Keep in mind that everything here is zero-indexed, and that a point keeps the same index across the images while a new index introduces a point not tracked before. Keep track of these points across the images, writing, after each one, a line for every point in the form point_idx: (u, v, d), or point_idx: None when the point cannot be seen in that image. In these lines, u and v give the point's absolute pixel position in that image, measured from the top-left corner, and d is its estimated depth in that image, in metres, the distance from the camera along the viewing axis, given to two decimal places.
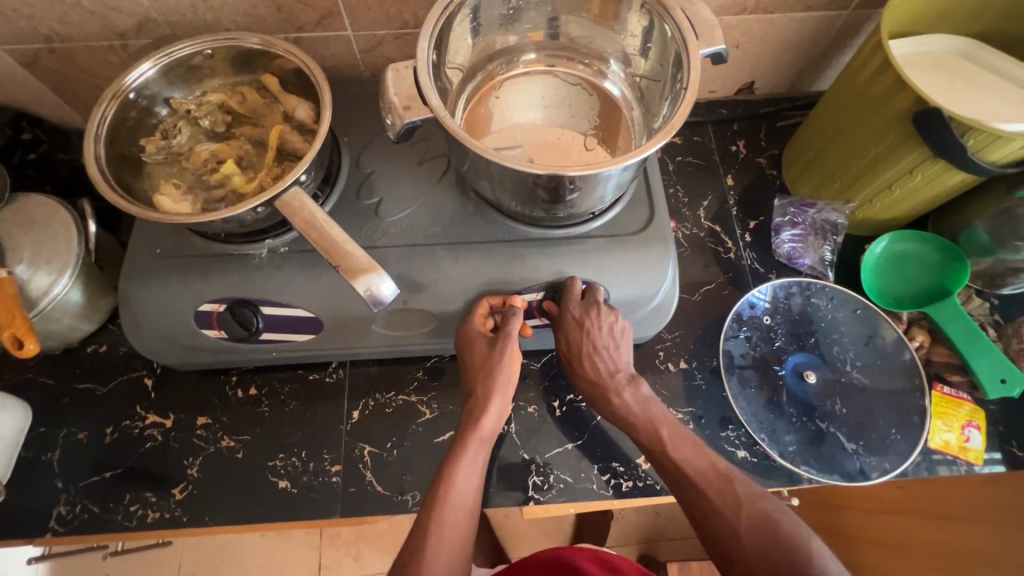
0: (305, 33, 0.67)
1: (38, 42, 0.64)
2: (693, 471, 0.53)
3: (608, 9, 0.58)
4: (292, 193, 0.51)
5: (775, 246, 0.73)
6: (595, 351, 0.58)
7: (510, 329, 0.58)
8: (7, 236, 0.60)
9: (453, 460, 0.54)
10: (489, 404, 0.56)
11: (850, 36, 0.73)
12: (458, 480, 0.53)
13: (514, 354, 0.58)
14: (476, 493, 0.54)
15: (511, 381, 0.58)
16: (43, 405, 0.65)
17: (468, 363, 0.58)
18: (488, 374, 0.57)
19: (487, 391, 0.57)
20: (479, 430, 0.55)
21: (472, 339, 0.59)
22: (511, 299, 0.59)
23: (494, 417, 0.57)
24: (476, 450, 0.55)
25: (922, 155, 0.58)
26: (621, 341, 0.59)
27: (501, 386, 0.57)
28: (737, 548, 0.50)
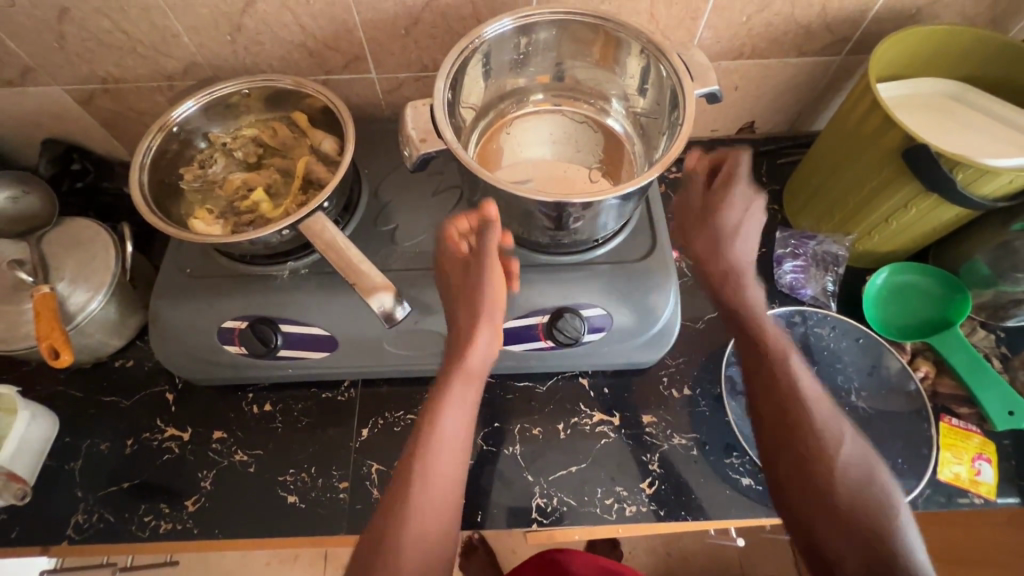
0: (333, 76, 0.73)
1: (94, 83, 0.71)
2: (773, 411, 0.51)
3: (609, 54, 0.63)
4: (315, 218, 0.55)
5: (778, 277, 0.74)
6: (721, 239, 0.58)
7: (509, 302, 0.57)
8: (53, 256, 0.65)
9: (430, 417, 0.52)
10: (474, 329, 0.54)
11: (843, 80, 0.77)
12: (442, 438, 0.51)
13: (495, 272, 0.54)
14: (466, 433, 0.53)
15: (498, 292, 0.55)
16: (70, 416, 0.68)
17: (447, 286, 0.56)
18: (470, 293, 0.54)
19: (470, 319, 0.54)
20: (465, 369, 0.54)
21: (450, 265, 0.56)
22: (486, 210, 0.53)
23: (482, 347, 0.54)
24: (462, 386, 0.53)
25: (915, 189, 0.60)
26: (749, 218, 0.58)
27: (484, 317, 0.54)
28: (838, 532, 0.45)
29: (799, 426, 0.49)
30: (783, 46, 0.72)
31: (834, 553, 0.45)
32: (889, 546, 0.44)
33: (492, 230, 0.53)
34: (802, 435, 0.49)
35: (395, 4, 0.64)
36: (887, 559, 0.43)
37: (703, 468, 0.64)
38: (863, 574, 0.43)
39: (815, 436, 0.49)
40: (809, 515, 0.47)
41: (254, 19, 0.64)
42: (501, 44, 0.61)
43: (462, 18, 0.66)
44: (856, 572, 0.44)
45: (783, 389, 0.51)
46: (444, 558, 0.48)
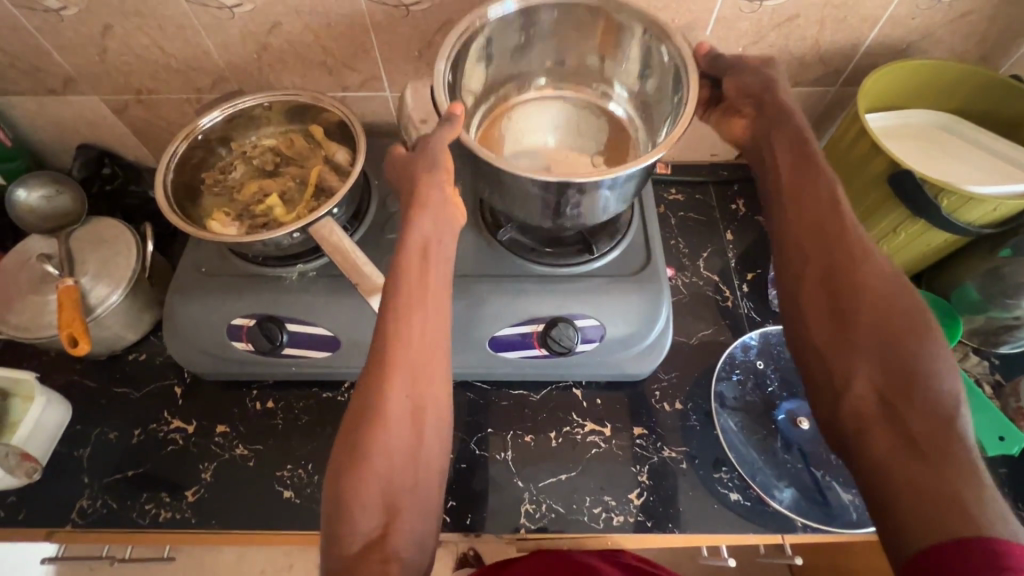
0: (350, 92, 0.77)
1: (129, 93, 0.76)
2: (795, 216, 0.51)
3: (610, 37, 0.66)
4: (324, 222, 0.59)
5: (772, 300, 0.76)
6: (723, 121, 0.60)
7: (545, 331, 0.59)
8: (79, 252, 0.69)
9: (383, 316, 0.47)
10: (418, 213, 0.50)
11: (838, 109, 0.79)
12: (400, 335, 0.47)
13: (443, 164, 0.51)
14: (438, 260, 0.51)
15: (442, 172, 0.51)
16: (82, 405, 0.71)
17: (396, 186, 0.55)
18: (410, 186, 0.52)
19: (411, 205, 0.51)
20: (411, 237, 0.50)
21: (394, 165, 0.55)
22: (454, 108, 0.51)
23: (427, 224, 0.50)
24: (423, 234, 0.50)
25: (903, 214, 0.62)
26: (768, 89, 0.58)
27: (424, 206, 0.51)
28: (849, 307, 0.45)
29: (811, 177, 0.52)
30: None
31: (847, 381, 0.43)
32: (915, 382, 0.40)
33: (449, 126, 0.51)
34: (813, 187, 0.51)
35: (409, 28, 0.68)
36: (908, 392, 0.40)
37: (692, 482, 0.64)
38: (885, 428, 0.40)
39: (847, 265, 0.47)
40: (825, 367, 0.45)
41: (279, 38, 0.69)
42: (503, 28, 0.63)
43: None
44: (880, 425, 0.41)
45: (811, 205, 0.50)
46: (415, 437, 0.45)
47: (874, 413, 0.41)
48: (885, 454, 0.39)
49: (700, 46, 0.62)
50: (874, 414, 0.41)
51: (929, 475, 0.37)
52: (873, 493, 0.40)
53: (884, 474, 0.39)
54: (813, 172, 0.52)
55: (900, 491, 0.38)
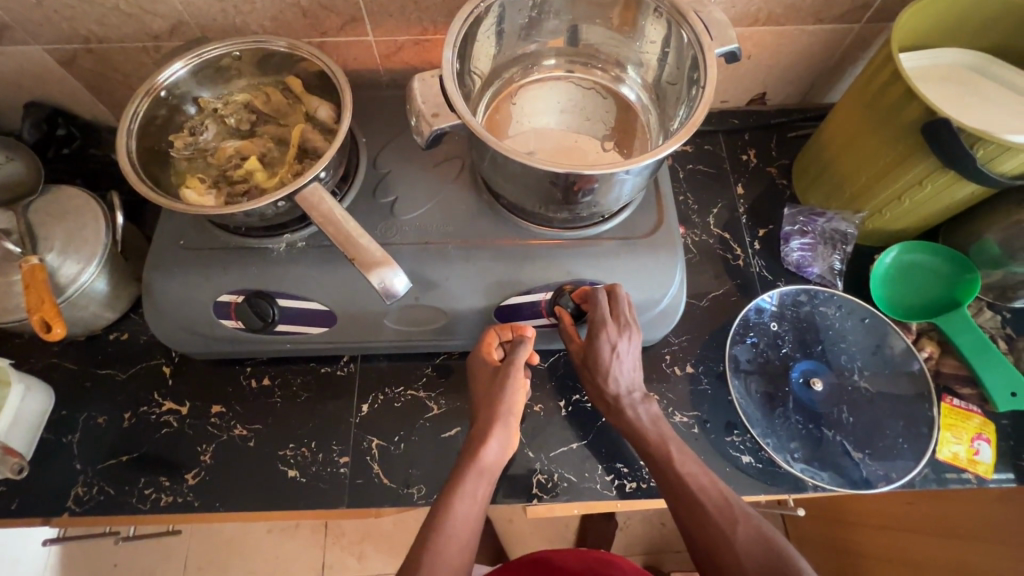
0: (329, 38, 0.69)
1: (76, 43, 0.68)
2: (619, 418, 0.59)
3: (627, 16, 0.59)
4: (312, 189, 0.53)
5: (784, 255, 0.73)
6: (592, 373, 0.60)
7: (568, 335, 0.61)
8: (41, 225, 0.63)
9: (450, 490, 0.53)
10: (490, 434, 0.55)
11: (860, 49, 0.74)
12: (458, 506, 0.52)
13: (516, 378, 0.57)
14: (498, 463, 0.56)
15: (511, 414, 0.57)
16: (65, 390, 0.67)
17: (477, 396, 0.59)
18: (491, 402, 0.57)
19: (488, 419, 0.56)
20: (479, 462, 0.54)
21: (481, 370, 0.60)
22: (522, 330, 0.59)
23: (495, 449, 0.55)
24: (475, 481, 0.54)
25: (931, 165, 0.58)
26: (626, 354, 0.58)
27: (500, 417, 0.56)
28: (722, 509, 0.53)
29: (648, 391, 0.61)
30: (800, 12, 0.69)
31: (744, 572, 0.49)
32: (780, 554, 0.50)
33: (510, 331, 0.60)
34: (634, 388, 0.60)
35: None
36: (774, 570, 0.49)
37: (705, 447, 0.63)
38: None
39: (663, 459, 0.56)
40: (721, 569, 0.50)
41: None
42: (514, 4, 0.57)
43: None
44: None
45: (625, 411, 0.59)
46: None
47: (711, 513, 0.52)
48: (715, 536, 0.51)
49: (721, 25, 0.53)
50: (713, 513, 0.52)
51: (738, 553, 0.50)
52: (708, 558, 0.51)
53: (704, 543, 0.52)
54: (614, 386, 0.59)
55: (721, 564, 0.51)
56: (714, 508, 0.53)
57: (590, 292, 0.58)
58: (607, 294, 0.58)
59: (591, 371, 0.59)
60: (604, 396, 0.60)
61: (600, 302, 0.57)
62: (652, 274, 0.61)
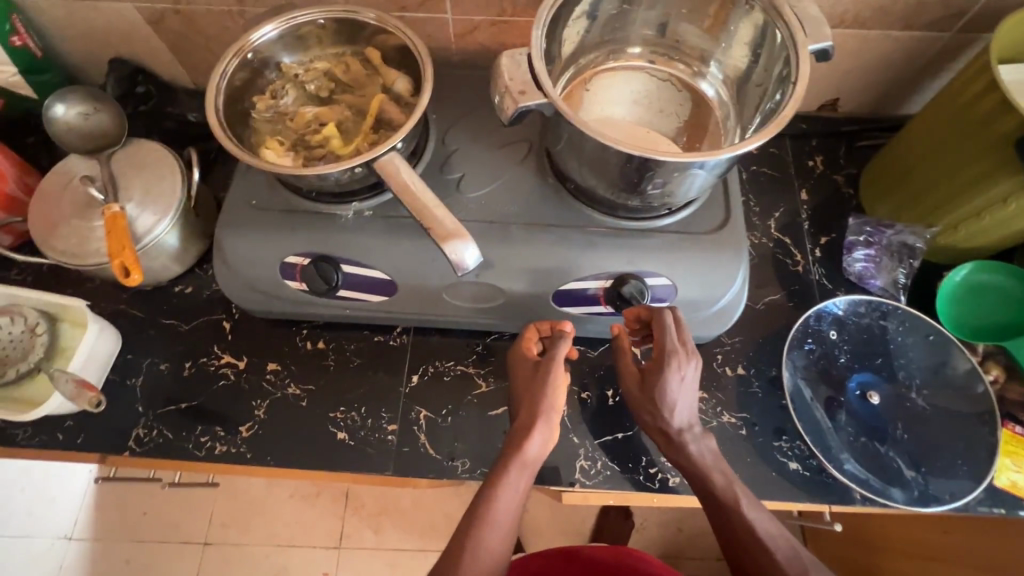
0: (408, 13, 0.70)
1: (167, 2, 0.70)
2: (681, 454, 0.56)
3: (720, 10, 0.59)
4: (389, 158, 0.54)
5: (846, 264, 0.72)
6: (649, 402, 0.56)
7: (625, 358, 0.58)
8: (123, 175, 0.65)
9: (493, 480, 0.53)
10: (532, 429, 0.54)
11: (946, 60, 0.72)
12: (500, 498, 0.52)
13: (556, 376, 0.55)
14: (538, 460, 0.55)
15: (553, 410, 0.55)
16: (130, 335, 0.70)
17: (518, 389, 0.58)
18: (532, 398, 0.55)
19: (531, 414, 0.54)
20: (522, 456, 0.53)
21: (520, 363, 0.60)
22: (562, 324, 0.59)
23: (537, 445, 0.54)
24: (517, 474, 0.53)
25: (1020, 182, 0.56)
26: (686, 386, 0.55)
27: (542, 414, 0.54)
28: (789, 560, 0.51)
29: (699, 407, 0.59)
30: (888, 16, 0.67)
31: None
32: None
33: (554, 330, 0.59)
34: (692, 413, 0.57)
35: None
36: None
37: (752, 449, 0.63)
38: None
39: (731, 501, 0.54)
40: None
41: None
42: None
43: None
44: None
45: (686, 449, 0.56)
46: None
47: (778, 562, 0.51)
48: None
49: (815, 21, 0.52)
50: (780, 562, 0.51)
51: None
52: None
53: None
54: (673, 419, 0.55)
55: None
56: (782, 557, 0.51)
57: (656, 310, 0.56)
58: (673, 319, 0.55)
59: (650, 402, 0.55)
60: (661, 427, 0.56)
61: (668, 322, 0.55)
62: (713, 272, 0.61)
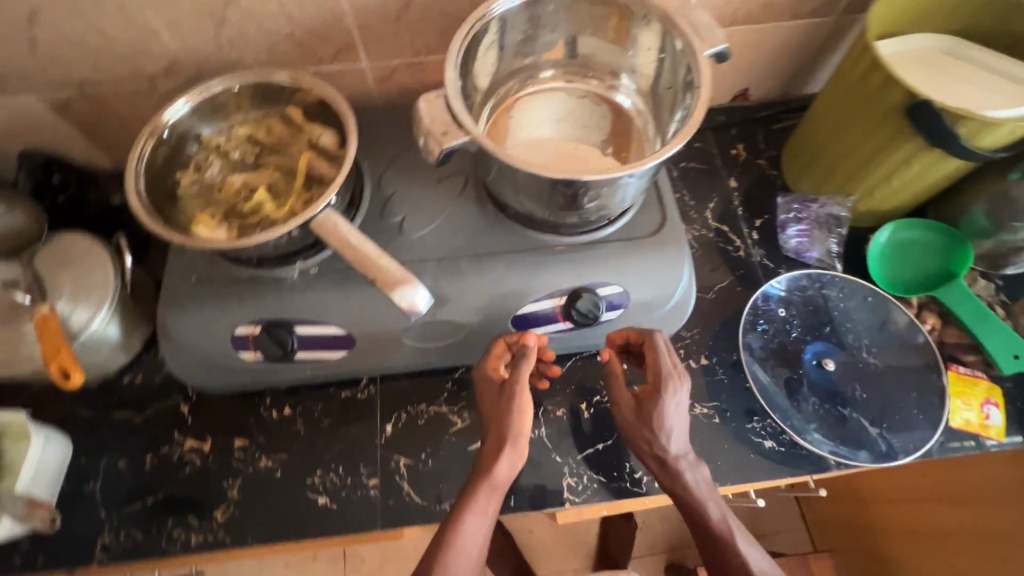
0: (323, 67, 0.70)
1: (71, 89, 0.68)
2: (675, 483, 0.56)
3: (622, 26, 0.61)
4: (325, 215, 0.54)
5: (783, 242, 0.75)
6: (645, 428, 0.57)
7: (619, 384, 0.59)
8: (49, 273, 0.62)
9: (462, 505, 0.53)
10: (501, 451, 0.54)
11: (835, 41, 0.77)
12: (468, 523, 0.52)
13: (521, 396, 0.56)
14: (506, 481, 0.54)
15: (521, 435, 0.54)
16: (82, 437, 0.66)
17: (487, 411, 0.58)
18: (500, 421, 0.55)
19: (498, 440, 0.54)
20: (492, 479, 0.53)
21: (487, 386, 0.60)
22: (524, 337, 0.59)
23: (506, 468, 0.54)
24: (486, 498, 0.53)
25: (917, 144, 0.61)
26: (680, 412, 0.57)
27: (510, 438, 0.54)
28: None
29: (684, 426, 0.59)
30: (776, 9, 0.71)
31: None
32: None
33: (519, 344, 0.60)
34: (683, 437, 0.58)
35: None
36: None
37: (728, 435, 0.65)
38: None
39: (726, 536, 0.55)
40: None
41: (239, 11, 0.61)
42: (510, 20, 0.59)
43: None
44: None
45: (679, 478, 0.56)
46: None
47: None
48: None
49: (707, 27, 0.55)
50: None
51: None
52: None
53: None
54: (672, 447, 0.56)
55: None
56: None
57: (647, 333, 0.59)
58: (664, 348, 0.58)
59: (647, 426, 0.57)
60: (656, 453, 0.56)
61: (660, 344, 0.58)
62: (660, 272, 0.63)
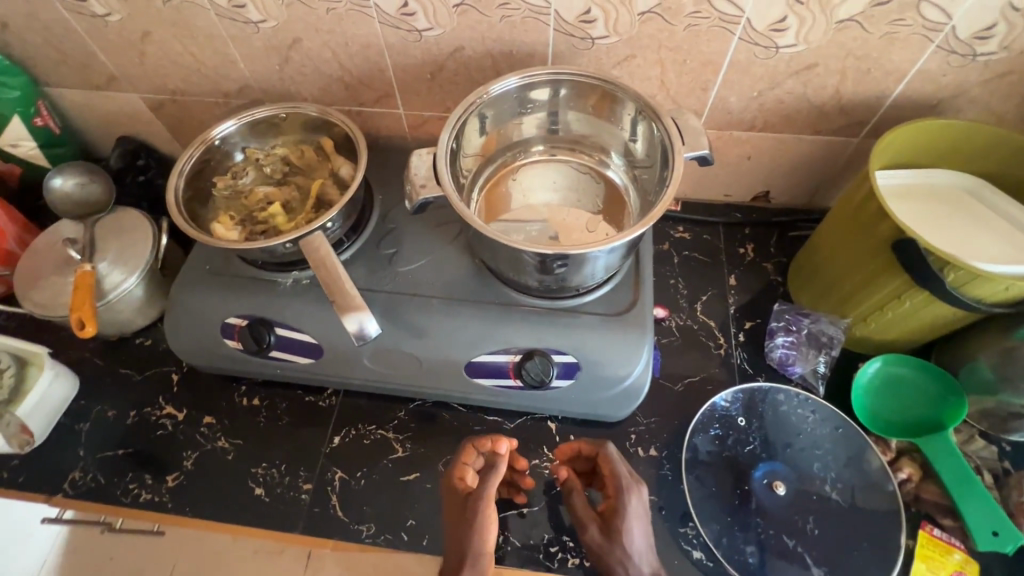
0: (365, 108, 0.79)
1: (165, 94, 0.82)
2: None
3: (604, 106, 0.65)
4: (314, 236, 0.61)
5: (768, 349, 0.73)
6: (616, 548, 0.52)
7: (579, 503, 0.56)
8: (101, 239, 0.74)
9: None
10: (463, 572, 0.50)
11: (860, 161, 0.76)
12: None
13: (484, 512, 0.52)
14: None
15: (484, 556, 0.51)
16: (88, 381, 0.76)
17: (449, 527, 0.54)
18: (462, 539, 0.52)
19: (459, 559, 0.51)
20: None
21: (451, 497, 0.56)
22: (498, 446, 0.58)
23: None
24: None
25: (908, 282, 0.59)
26: (644, 528, 0.54)
27: (471, 560, 0.51)
28: None
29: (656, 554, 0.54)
30: (797, 122, 0.72)
31: None
32: None
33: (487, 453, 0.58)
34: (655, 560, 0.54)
35: (423, 52, 0.70)
36: None
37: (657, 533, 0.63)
38: None
39: None
40: None
41: (300, 54, 0.72)
42: (503, 101, 0.64)
43: (483, 69, 0.71)
44: None
45: None
46: None
47: None
48: None
49: (693, 132, 0.57)
50: None
51: None
52: None
53: None
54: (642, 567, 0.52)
55: None
56: None
57: (599, 445, 0.59)
58: (617, 457, 0.58)
59: (617, 546, 0.52)
60: None
61: (614, 453, 0.58)
62: (618, 353, 0.64)
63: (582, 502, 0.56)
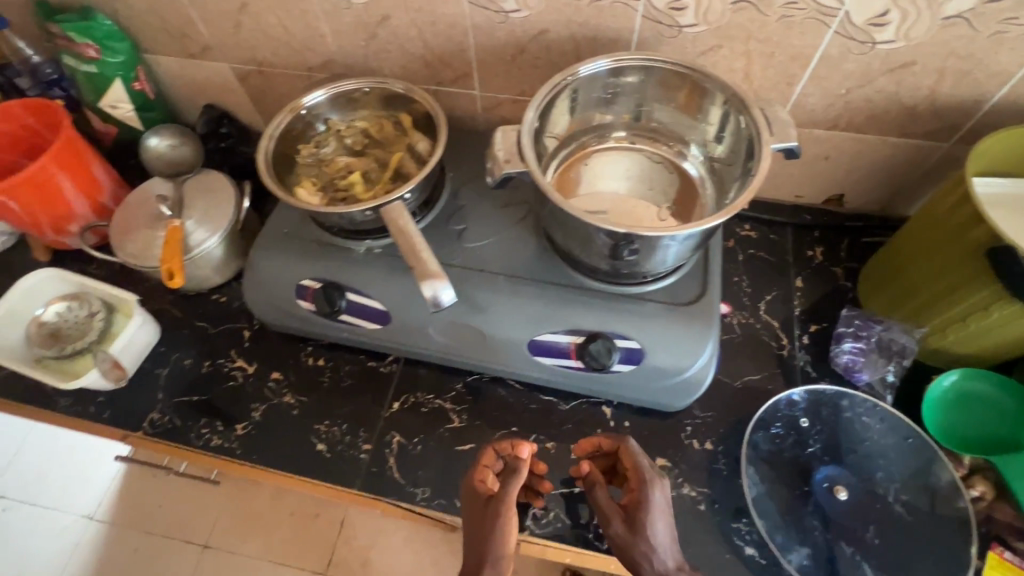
0: (442, 87, 0.81)
1: (253, 65, 0.85)
2: None
3: (692, 101, 0.65)
4: (393, 206, 0.63)
5: (834, 356, 0.71)
6: (641, 544, 0.52)
7: (603, 499, 0.56)
8: (188, 198, 0.78)
9: None
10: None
11: (947, 168, 0.73)
12: None
13: (505, 514, 0.53)
14: None
15: (502, 559, 0.52)
16: (167, 331, 0.80)
17: (467, 533, 0.55)
18: (482, 543, 0.53)
19: (477, 564, 0.52)
20: None
21: (473, 500, 0.57)
22: (518, 448, 0.58)
23: None
24: None
25: (998, 292, 0.57)
26: (668, 522, 0.53)
27: (489, 565, 0.52)
28: None
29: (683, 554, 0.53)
30: (884, 122, 0.70)
31: None
32: None
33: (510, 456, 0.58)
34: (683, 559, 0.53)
35: (507, 34, 0.71)
36: None
37: (709, 525, 0.63)
38: None
39: None
40: None
41: (387, 31, 0.74)
42: (593, 82, 0.65)
43: (564, 53, 0.71)
44: None
45: None
46: None
47: None
48: None
49: (781, 124, 0.57)
50: None
51: None
52: None
53: None
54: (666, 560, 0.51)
55: None
56: None
57: (620, 439, 0.59)
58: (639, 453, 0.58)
59: (640, 539, 0.52)
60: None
61: (634, 448, 0.58)
62: (683, 343, 0.64)
63: (604, 498, 0.56)
